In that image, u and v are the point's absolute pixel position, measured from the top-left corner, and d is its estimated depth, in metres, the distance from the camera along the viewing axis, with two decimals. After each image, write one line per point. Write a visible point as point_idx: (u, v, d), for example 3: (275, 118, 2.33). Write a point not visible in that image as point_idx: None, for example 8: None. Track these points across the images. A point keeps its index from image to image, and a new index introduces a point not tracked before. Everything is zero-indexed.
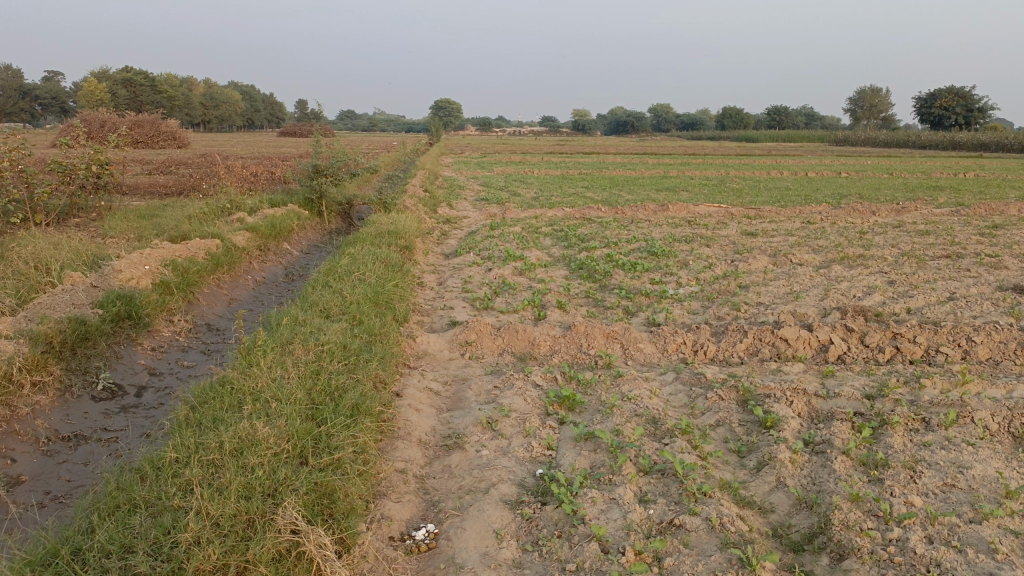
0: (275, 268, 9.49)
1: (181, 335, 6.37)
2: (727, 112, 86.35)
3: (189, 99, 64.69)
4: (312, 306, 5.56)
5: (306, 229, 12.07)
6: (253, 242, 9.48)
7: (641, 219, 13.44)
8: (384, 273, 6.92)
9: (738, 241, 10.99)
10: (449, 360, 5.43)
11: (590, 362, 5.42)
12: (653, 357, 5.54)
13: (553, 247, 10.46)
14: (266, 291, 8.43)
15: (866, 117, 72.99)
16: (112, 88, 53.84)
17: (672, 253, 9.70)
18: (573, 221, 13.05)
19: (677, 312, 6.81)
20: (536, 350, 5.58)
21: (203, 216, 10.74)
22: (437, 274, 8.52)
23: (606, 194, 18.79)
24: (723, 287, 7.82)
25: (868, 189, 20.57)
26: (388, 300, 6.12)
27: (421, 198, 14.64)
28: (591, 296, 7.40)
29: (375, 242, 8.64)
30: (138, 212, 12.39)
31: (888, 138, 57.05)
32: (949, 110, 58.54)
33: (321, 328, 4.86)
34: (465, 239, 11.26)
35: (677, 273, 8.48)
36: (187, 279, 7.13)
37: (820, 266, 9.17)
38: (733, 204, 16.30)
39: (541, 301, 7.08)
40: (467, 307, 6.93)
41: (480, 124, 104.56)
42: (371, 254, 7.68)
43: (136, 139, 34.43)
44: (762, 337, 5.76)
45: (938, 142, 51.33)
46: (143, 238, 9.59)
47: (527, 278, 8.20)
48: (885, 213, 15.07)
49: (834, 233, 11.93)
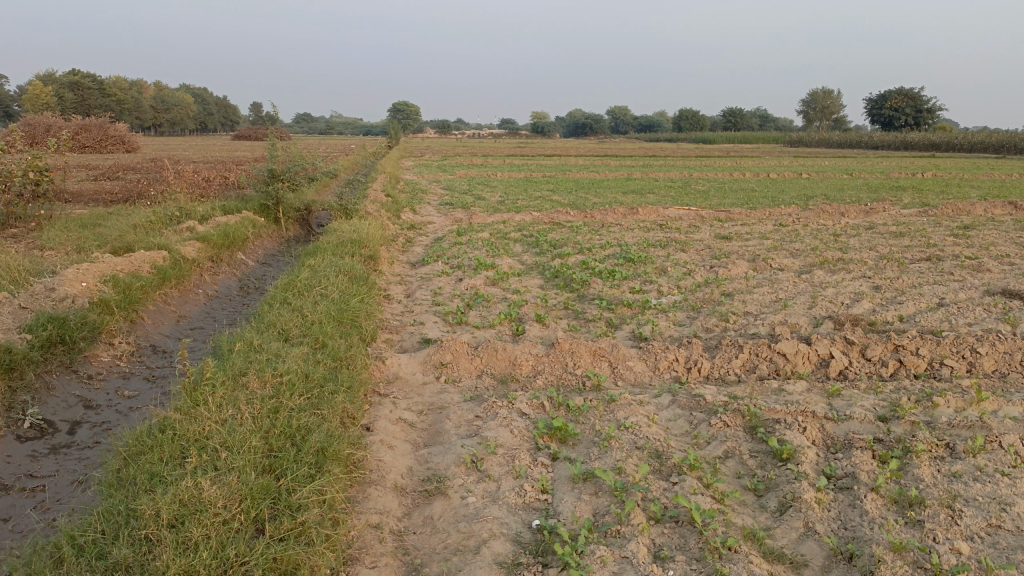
0: (229, 281, 8.87)
1: (122, 360, 5.76)
2: (685, 114, 87.01)
3: (139, 103, 62.95)
4: (268, 326, 5.00)
5: (263, 237, 11.45)
6: (205, 253, 8.84)
7: (612, 223, 13.08)
8: (348, 286, 6.38)
9: (714, 245, 10.67)
10: (422, 385, 4.92)
11: (577, 384, 4.96)
12: (645, 378, 5.11)
13: (525, 254, 10.02)
14: (219, 307, 7.82)
15: (820, 118, 74.16)
16: (58, 91, 52.10)
17: (649, 258, 9.32)
18: (542, 226, 12.63)
19: (663, 324, 6.40)
20: (518, 371, 5.11)
21: (151, 226, 10.07)
22: (404, 285, 8.00)
23: (572, 196, 18.43)
24: (706, 295, 7.45)
25: (833, 190, 20.52)
26: (353, 317, 5.58)
27: (384, 203, 14.09)
28: (570, 308, 6.96)
29: (337, 251, 8.10)
30: (80, 221, 11.65)
31: (842, 139, 57.89)
32: (900, 111, 59.64)
33: (278, 355, 4.31)
34: (432, 246, 10.74)
35: (657, 281, 8.09)
36: (130, 296, 6.50)
37: (801, 271, 8.87)
38: (702, 206, 16.05)
39: (517, 314, 6.62)
40: (439, 322, 6.43)
41: (439, 126, 103.94)
42: (333, 265, 7.13)
43: (83, 143, 33.17)
44: (759, 352, 5.37)
45: (891, 143, 52.16)
46: (84, 250, 8.90)
47: (501, 288, 7.74)
48: (854, 214, 14.92)
49: (809, 236, 11.69)
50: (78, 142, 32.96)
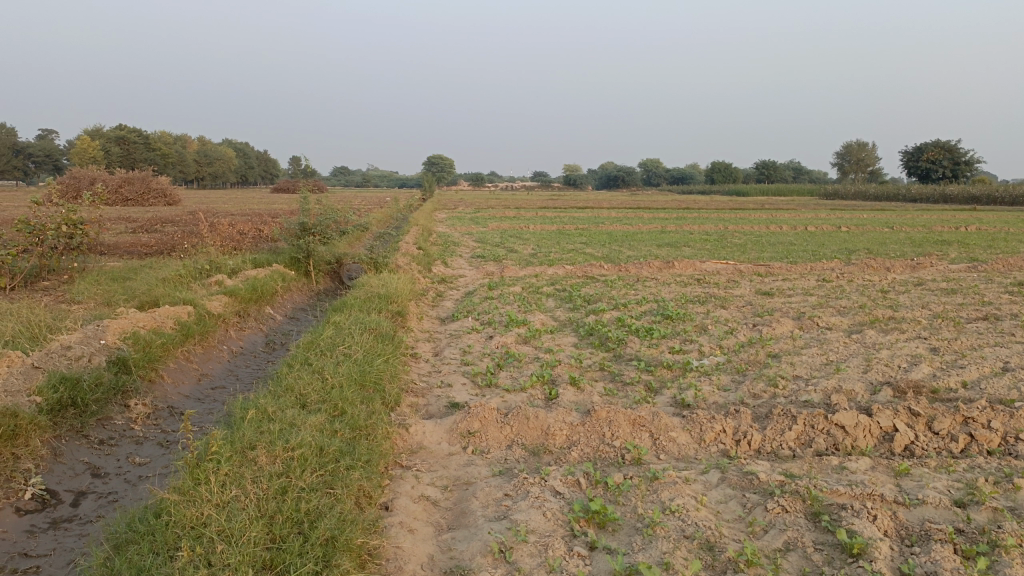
0: (254, 336, 8.65)
1: (137, 423, 5.50)
2: (718, 167, 86.98)
3: (182, 156, 64.58)
4: (286, 390, 4.71)
5: (292, 291, 11.29)
6: (231, 308, 8.66)
7: (648, 278, 12.72)
8: (373, 345, 6.09)
9: (755, 301, 10.25)
10: (448, 456, 4.56)
11: (616, 457, 4.56)
12: (689, 451, 4.69)
13: (558, 309, 9.68)
14: (242, 364, 7.58)
15: (855, 171, 73.54)
16: (104, 146, 53.64)
17: (688, 316, 8.93)
18: (576, 281, 12.31)
19: (706, 389, 5.98)
20: (551, 442, 4.73)
21: (180, 279, 9.95)
22: (433, 342, 7.71)
23: (606, 249, 18.12)
24: (751, 357, 7.03)
25: (875, 244, 19.97)
26: (376, 380, 5.26)
27: (415, 256, 13.91)
28: (606, 369, 6.58)
29: (364, 307, 7.85)
30: (111, 274, 11.60)
31: (879, 192, 57.12)
32: (937, 164, 58.84)
33: (293, 424, 4.00)
34: (463, 300, 10.48)
35: (697, 340, 7.69)
36: (149, 353, 6.28)
37: (850, 331, 8.40)
38: (741, 260, 15.64)
39: (551, 376, 6.26)
40: (467, 384, 6.09)
41: (473, 178, 105.08)
42: (359, 322, 6.87)
43: (125, 196, 33.83)
44: (814, 424, 4.93)
45: (930, 195, 51.29)
46: (111, 304, 8.78)
47: (533, 347, 7.40)
48: (900, 269, 14.38)
49: (855, 292, 11.22)
50: (121, 195, 33.63)
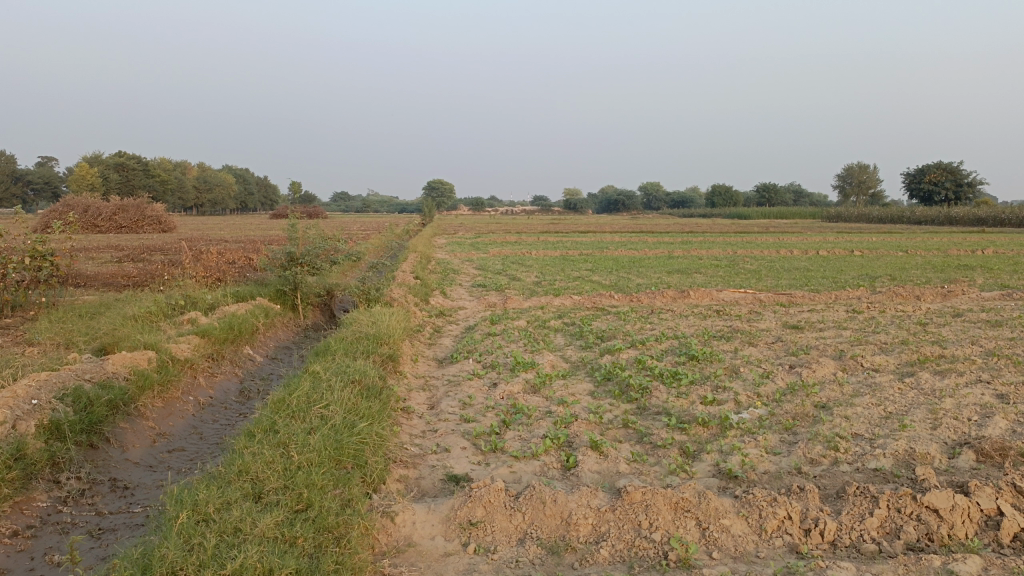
0: (228, 383, 7.68)
1: (66, 504, 4.52)
2: (719, 189, 86.31)
3: (182, 183, 64.01)
4: (238, 471, 3.74)
5: (276, 327, 10.34)
6: (201, 350, 7.71)
7: (663, 309, 11.79)
8: (355, 402, 5.12)
9: (785, 337, 9.31)
10: (445, 557, 3.58)
11: (656, 557, 3.59)
12: (747, 547, 3.72)
13: (568, 348, 8.72)
14: (210, 419, 6.60)
15: (857, 193, 72.90)
16: (104, 173, 52.96)
17: (715, 356, 7.97)
18: (585, 313, 11.37)
19: (753, 454, 5.00)
20: (573, 536, 3.75)
21: (150, 317, 9.01)
22: (429, 390, 6.76)
23: (614, 277, 17.18)
24: (796, 409, 6.05)
25: (895, 270, 18.99)
26: (355, 451, 4.29)
27: (412, 287, 12.97)
28: (631, 426, 5.60)
29: (350, 351, 6.91)
30: (80, 309, 10.68)
31: (883, 214, 56.33)
32: (940, 185, 58.10)
33: (237, 534, 3.05)
34: (463, 338, 9.54)
35: (731, 387, 6.72)
36: (92, 414, 5.32)
37: (900, 374, 7.42)
38: (758, 289, 14.69)
39: (567, 438, 5.27)
40: (468, 450, 5.11)
41: (473, 203, 104.50)
42: (342, 371, 5.90)
43: (119, 224, 32.95)
44: (901, 508, 3.97)
45: (933, 218, 50.38)
46: (68, 348, 7.84)
47: (543, 397, 6.41)
48: (931, 299, 13.41)
49: (891, 326, 10.27)
50: (115, 223, 32.73)
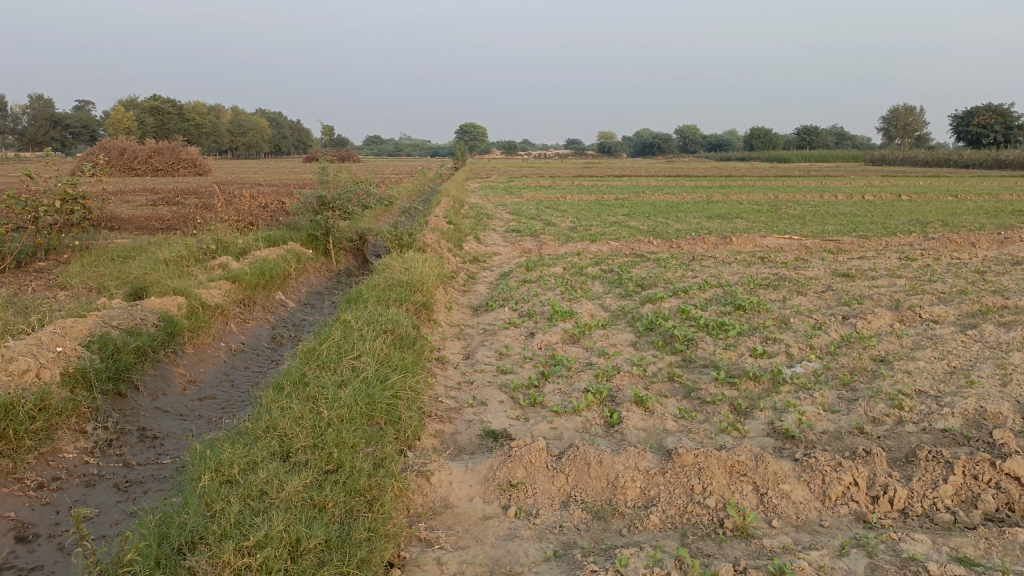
0: (260, 329, 7.52)
1: (93, 455, 4.39)
2: (758, 132, 84.03)
3: (216, 126, 63.98)
4: (265, 426, 3.53)
5: (308, 273, 10.15)
6: (232, 296, 7.54)
7: (704, 256, 11.38)
8: (387, 353, 4.88)
9: (835, 285, 8.89)
10: (483, 521, 3.35)
11: (711, 525, 3.32)
12: (810, 515, 3.44)
13: (607, 296, 8.40)
14: (242, 366, 6.45)
15: (901, 136, 70.42)
16: (139, 116, 53.08)
17: (762, 305, 7.61)
18: (623, 260, 10.99)
19: (809, 412, 4.69)
20: (621, 500, 3.49)
21: (181, 262, 8.86)
22: (464, 339, 6.52)
23: (652, 222, 16.70)
24: (852, 364, 5.70)
25: (945, 215, 18.22)
26: (387, 405, 4.06)
27: (444, 232, 12.68)
28: (677, 380, 5.31)
29: (382, 298, 6.68)
30: (113, 253, 10.57)
31: (928, 157, 54.33)
32: (989, 127, 55.81)
33: (262, 498, 2.85)
34: (497, 284, 9.26)
35: (781, 339, 6.37)
36: (119, 362, 5.17)
37: (962, 326, 7.00)
38: (803, 234, 14.15)
39: (609, 393, 5.00)
40: (505, 404, 4.86)
41: (506, 146, 103.30)
42: (374, 320, 5.67)
43: (155, 167, 32.93)
44: (978, 474, 3.63)
45: (982, 162, 48.50)
46: (98, 293, 7.72)
47: (583, 348, 6.13)
48: (987, 246, 12.78)
49: (947, 275, 9.76)
50: (151, 165, 32.71)
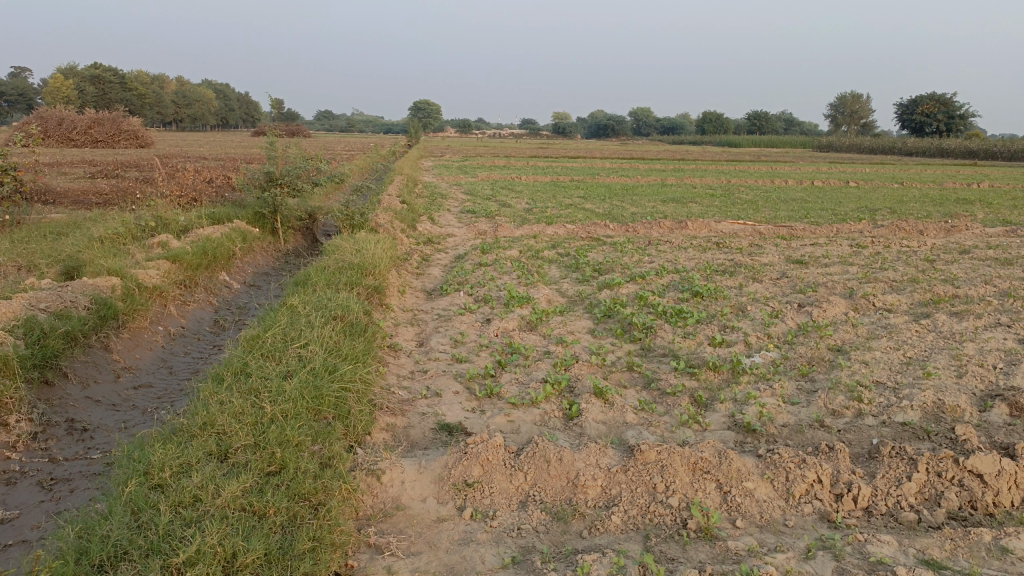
0: (202, 312, 7.16)
1: (15, 450, 4.07)
2: (710, 117, 84.73)
3: (160, 97, 61.84)
4: (201, 423, 3.29)
5: (255, 252, 9.78)
6: (172, 276, 7.16)
7: (661, 240, 11.31)
8: (337, 341, 4.65)
9: (790, 273, 8.89)
10: (437, 524, 3.17)
11: (674, 526, 3.20)
12: (774, 514, 3.34)
13: (564, 281, 8.25)
14: (181, 352, 6.12)
15: (848, 123, 71.73)
16: (79, 84, 50.98)
17: (720, 292, 7.55)
18: (579, 244, 10.85)
19: (770, 404, 4.61)
20: (582, 500, 3.35)
21: (118, 240, 8.42)
22: (418, 325, 6.30)
23: (608, 205, 16.59)
24: (810, 355, 5.66)
25: (893, 203, 18.52)
26: (335, 399, 3.83)
27: (398, 212, 12.38)
28: (636, 370, 5.20)
29: (332, 282, 6.41)
30: (45, 228, 10.02)
31: (874, 144, 55.41)
32: (932, 117, 57.19)
33: (195, 506, 2.62)
34: (452, 267, 9.03)
35: (739, 327, 6.31)
36: (46, 349, 4.82)
37: (915, 316, 7.04)
38: (757, 220, 14.20)
39: (568, 383, 4.85)
40: (460, 395, 4.67)
41: (460, 125, 102.31)
42: (323, 305, 5.41)
43: (95, 137, 31.62)
44: (941, 472, 3.58)
45: (925, 150, 49.71)
46: (28, 272, 7.27)
47: (541, 335, 5.97)
48: (934, 234, 12.98)
49: (898, 263, 9.85)
50: (90, 136, 31.37)
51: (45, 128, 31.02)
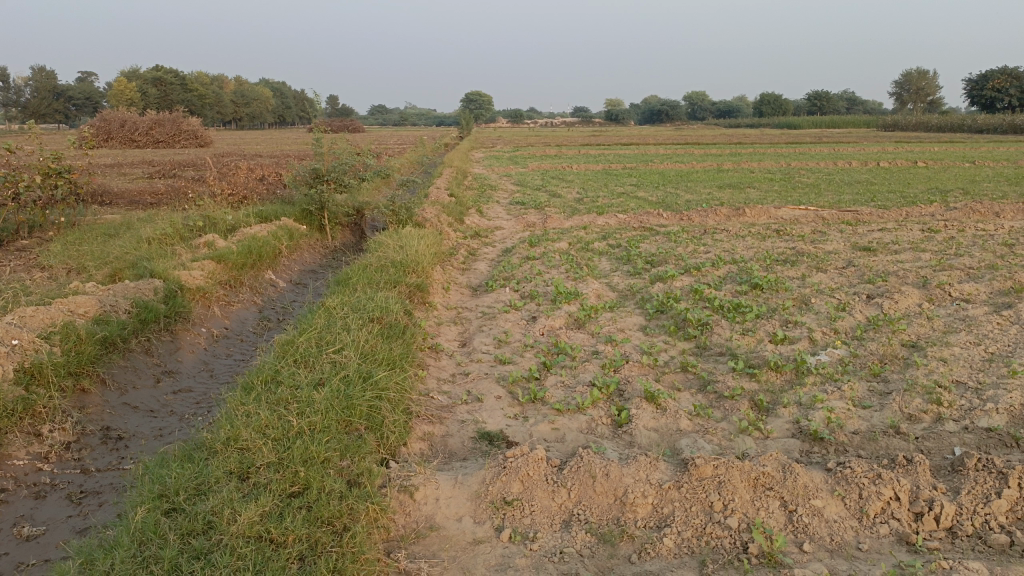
0: (246, 312, 7.01)
1: (47, 462, 3.99)
2: (767, 99, 82.51)
3: (219, 97, 63.15)
4: (225, 438, 3.13)
5: (302, 250, 9.71)
6: (215, 276, 7.10)
7: (717, 229, 10.86)
8: (373, 345, 4.45)
9: (856, 261, 8.38)
10: (473, 547, 2.92)
11: (734, 550, 2.89)
12: (846, 536, 3.00)
13: (614, 275, 7.93)
14: (224, 354, 5.98)
15: (913, 101, 68.98)
16: (142, 87, 52.40)
17: (780, 284, 7.13)
18: (631, 234, 10.49)
19: (838, 409, 4.24)
20: (630, 520, 3.06)
21: (165, 240, 8.42)
22: (462, 324, 6.08)
23: (661, 193, 16.10)
24: (882, 352, 5.24)
25: (965, 183, 17.56)
26: (368, 409, 3.63)
27: (446, 205, 12.20)
28: (691, 371, 4.87)
29: (373, 281, 6.24)
30: (99, 230, 10.11)
31: (941, 122, 53.06)
32: (1003, 92, 54.51)
33: (208, 535, 2.50)
34: (499, 262, 8.80)
35: (803, 323, 5.91)
36: (82, 355, 4.76)
37: (995, 306, 6.51)
38: (818, 205, 13.57)
39: (617, 387, 4.56)
40: (503, 400, 4.43)
41: (511, 115, 101.99)
42: (361, 307, 5.22)
43: (156, 138, 32.35)
44: None
45: (996, 127, 47.41)
46: (76, 275, 7.31)
47: (589, 334, 5.68)
48: (1012, 217, 12.19)
49: (974, 248, 9.22)
50: (152, 137, 32.17)
51: (109, 130, 31.85)
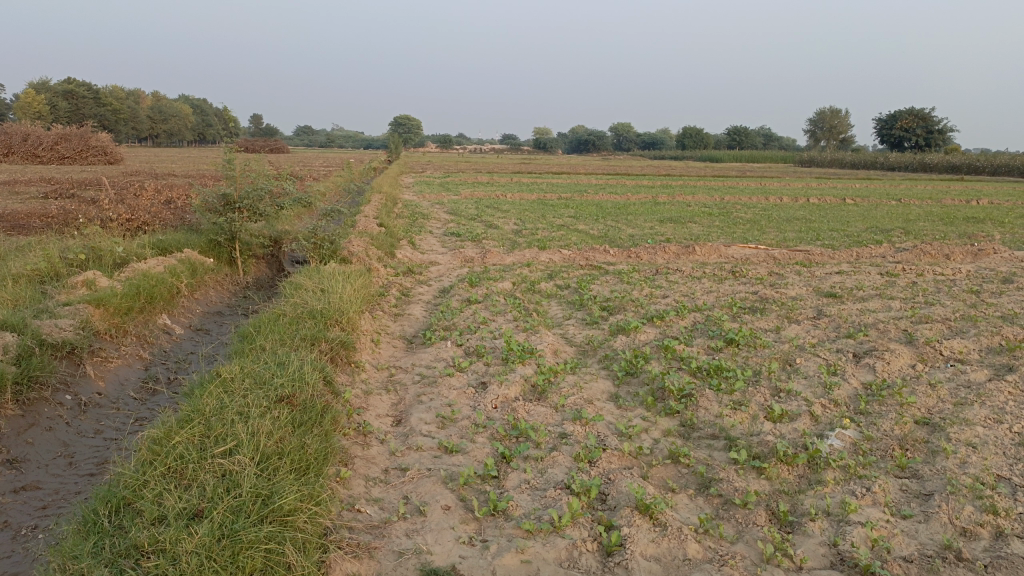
0: (128, 370, 5.70)
1: None
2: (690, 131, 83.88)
3: (135, 113, 60.07)
4: None
5: (206, 286, 8.44)
6: (91, 324, 5.81)
7: (669, 269, 10.08)
8: (279, 442, 3.34)
9: (826, 310, 7.68)
10: None
11: None
12: None
13: (568, 324, 6.98)
14: (92, 430, 4.69)
15: (828, 138, 71.22)
16: (51, 99, 49.16)
17: (758, 339, 6.31)
18: (579, 274, 9.60)
19: (878, 523, 3.36)
20: None
21: (36, 276, 7.05)
22: (395, 391, 4.99)
23: (603, 226, 15.36)
24: (900, 435, 4.40)
25: (900, 222, 17.38)
26: (266, 555, 2.53)
27: (375, 236, 11.08)
28: (685, 463, 3.92)
29: (286, 339, 5.09)
30: None
31: (856, 159, 54.63)
32: (912, 132, 56.60)
33: None
34: (436, 306, 7.74)
35: (797, 391, 5.06)
36: None
37: (995, 369, 5.80)
38: (765, 244, 12.98)
39: (599, 490, 3.56)
40: (453, 513, 3.36)
41: (441, 140, 101.09)
42: (265, 380, 4.09)
43: (61, 154, 29.91)
44: None
45: (910, 165, 49.09)
46: None
47: (551, 407, 4.68)
48: (962, 259, 11.83)
49: (942, 296, 8.64)
50: (57, 153, 29.76)
51: (9, 144, 29.28)
